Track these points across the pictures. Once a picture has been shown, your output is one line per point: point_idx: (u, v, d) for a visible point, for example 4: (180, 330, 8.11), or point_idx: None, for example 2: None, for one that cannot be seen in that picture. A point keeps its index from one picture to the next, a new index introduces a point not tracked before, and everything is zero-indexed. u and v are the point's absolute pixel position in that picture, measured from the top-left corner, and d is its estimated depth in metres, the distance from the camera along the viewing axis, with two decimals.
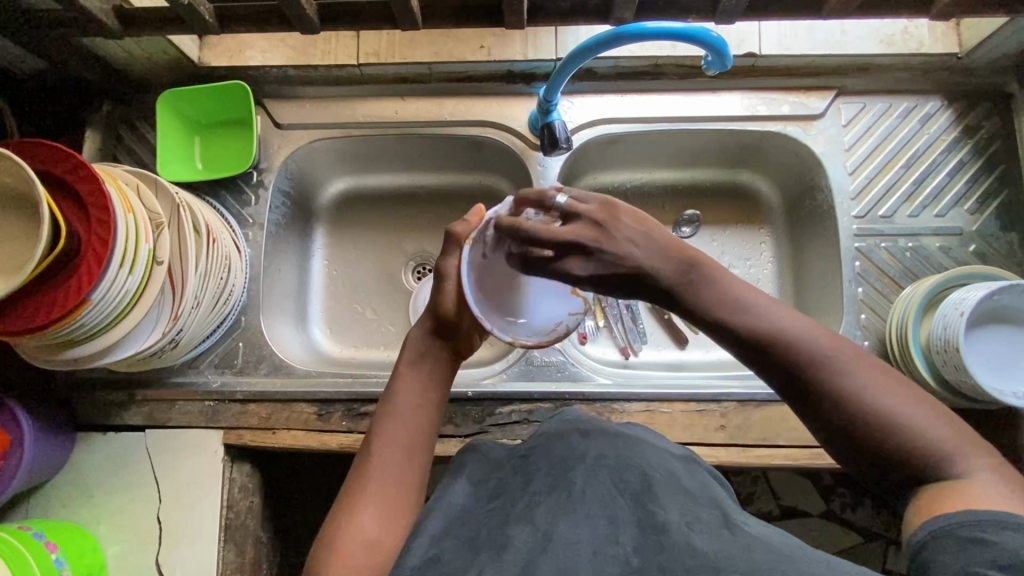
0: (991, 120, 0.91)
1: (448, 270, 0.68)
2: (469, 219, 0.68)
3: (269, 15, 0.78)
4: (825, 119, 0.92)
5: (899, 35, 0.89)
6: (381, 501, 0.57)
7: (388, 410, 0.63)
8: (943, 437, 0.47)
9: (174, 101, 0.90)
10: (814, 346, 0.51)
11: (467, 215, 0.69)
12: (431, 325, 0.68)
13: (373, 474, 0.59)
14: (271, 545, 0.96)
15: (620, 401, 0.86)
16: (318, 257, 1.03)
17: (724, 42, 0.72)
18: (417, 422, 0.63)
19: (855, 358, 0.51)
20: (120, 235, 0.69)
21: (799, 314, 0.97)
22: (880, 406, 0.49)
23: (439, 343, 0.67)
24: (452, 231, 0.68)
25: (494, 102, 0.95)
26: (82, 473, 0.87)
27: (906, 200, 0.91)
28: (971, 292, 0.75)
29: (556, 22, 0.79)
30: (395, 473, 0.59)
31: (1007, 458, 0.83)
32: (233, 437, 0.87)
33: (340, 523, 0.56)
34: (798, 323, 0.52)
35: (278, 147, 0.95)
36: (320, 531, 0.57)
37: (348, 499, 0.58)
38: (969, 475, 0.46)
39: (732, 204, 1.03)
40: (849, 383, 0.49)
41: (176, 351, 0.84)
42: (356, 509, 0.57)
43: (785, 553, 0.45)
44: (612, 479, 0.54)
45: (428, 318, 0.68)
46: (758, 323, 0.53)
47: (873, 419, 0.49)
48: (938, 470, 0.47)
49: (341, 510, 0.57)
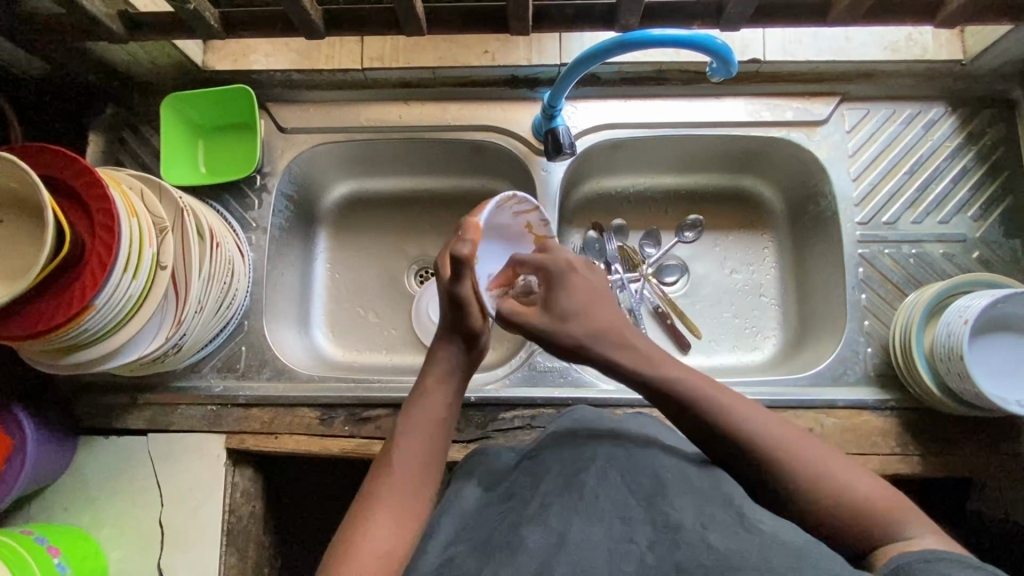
0: (994, 127, 0.91)
1: (465, 294, 0.64)
2: (471, 239, 0.60)
3: (274, 20, 0.78)
4: (828, 126, 0.92)
5: (903, 42, 0.89)
6: (397, 510, 0.58)
7: (408, 421, 0.64)
8: (876, 496, 0.56)
9: (177, 105, 0.90)
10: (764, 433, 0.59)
11: (464, 234, 0.60)
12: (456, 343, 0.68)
13: (392, 483, 0.60)
14: (272, 549, 0.96)
15: (623, 406, 0.86)
16: (321, 260, 1.03)
17: (729, 49, 0.72)
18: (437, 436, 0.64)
19: (792, 436, 0.59)
20: (124, 240, 0.69)
21: (802, 319, 0.97)
22: (821, 475, 0.56)
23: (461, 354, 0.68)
24: (459, 257, 0.60)
25: (498, 106, 0.94)
26: (84, 476, 0.86)
27: (909, 207, 0.91)
28: (975, 300, 0.75)
29: (561, 28, 0.79)
30: (412, 484, 0.60)
31: (1009, 466, 0.83)
32: (235, 442, 0.87)
33: (356, 530, 0.56)
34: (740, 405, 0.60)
35: (281, 151, 0.95)
36: (335, 536, 0.57)
37: (364, 507, 0.58)
38: (912, 537, 0.53)
39: (735, 209, 1.03)
40: (793, 456, 0.57)
41: (179, 355, 0.83)
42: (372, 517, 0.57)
43: (800, 551, 0.46)
44: (622, 479, 0.54)
45: (452, 332, 0.67)
46: (710, 410, 0.60)
47: (818, 488, 0.56)
48: (880, 532, 0.54)
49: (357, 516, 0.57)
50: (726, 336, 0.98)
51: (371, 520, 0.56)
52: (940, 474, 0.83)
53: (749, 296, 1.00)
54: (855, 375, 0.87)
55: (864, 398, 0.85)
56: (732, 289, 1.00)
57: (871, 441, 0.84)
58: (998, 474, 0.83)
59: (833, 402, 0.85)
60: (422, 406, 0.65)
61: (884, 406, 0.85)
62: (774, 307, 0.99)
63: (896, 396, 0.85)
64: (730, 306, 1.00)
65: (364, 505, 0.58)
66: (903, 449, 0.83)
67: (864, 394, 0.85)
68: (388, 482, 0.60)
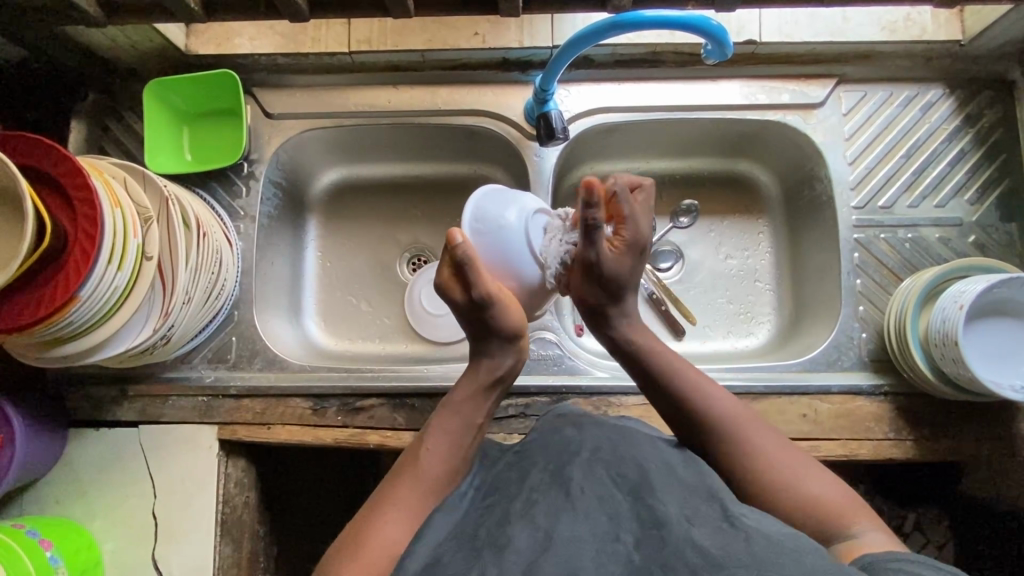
0: (993, 109, 0.90)
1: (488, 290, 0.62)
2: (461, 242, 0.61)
3: (256, 2, 0.76)
4: (825, 108, 0.91)
5: (902, 22, 0.87)
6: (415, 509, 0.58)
7: (438, 427, 0.64)
8: None
9: (159, 91, 0.88)
10: (721, 413, 0.64)
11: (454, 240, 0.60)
12: (508, 354, 0.66)
13: (413, 482, 0.60)
14: (268, 539, 0.96)
15: (617, 395, 0.85)
16: (311, 248, 1.02)
17: (724, 30, 0.71)
18: (467, 438, 0.64)
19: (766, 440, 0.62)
20: (107, 231, 0.68)
21: (796, 305, 0.97)
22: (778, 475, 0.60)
23: (497, 359, 0.66)
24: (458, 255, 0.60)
25: (489, 90, 0.93)
26: (76, 469, 0.86)
27: (906, 190, 0.90)
28: (971, 285, 0.74)
29: (552, 9, 0.77)
30: (432, 484, 0.60)
31: (1003, 450, 0.83)
32: (228, 433, 0.86)
33: (370, 522, 0.57)
34: (726, 406, 0.64)
35: (269, 138, 0.93)
36: (352, 522, 0.59)
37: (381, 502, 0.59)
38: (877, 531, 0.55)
39: (731, 193, 1.02)
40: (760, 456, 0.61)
41: (168, 346, 0.82)
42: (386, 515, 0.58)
43: (786, 549, 0.47)
44: (610, 476, 0.55)
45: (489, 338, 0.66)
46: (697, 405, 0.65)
47: None
48: None
49: (370, 511, 0.59)
50: (721, 321, 0.98)
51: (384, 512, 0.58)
52: (933, 459, 0.83)
53: (744, 281, 0.99)
54: (849, 360, 0.86)
55: (858, 383, 0.85)
56: (726, 275, 1.00)
57: (865, 426, 0.84)
58: (991, 459, 0.83)
59: (827, 388, 0.85)
60: (450, 406, 0.65)
61: (878, 391, 0.85)
62: (769, 293, 0.99)
63: (889, 380, 0.85)
64: (725, 292, 0.99)
65: (383, 495, 0.60)
66: (897, 434, 0.83)
67: (858, 380, 0.85)
68: (407, 483, 0.60)
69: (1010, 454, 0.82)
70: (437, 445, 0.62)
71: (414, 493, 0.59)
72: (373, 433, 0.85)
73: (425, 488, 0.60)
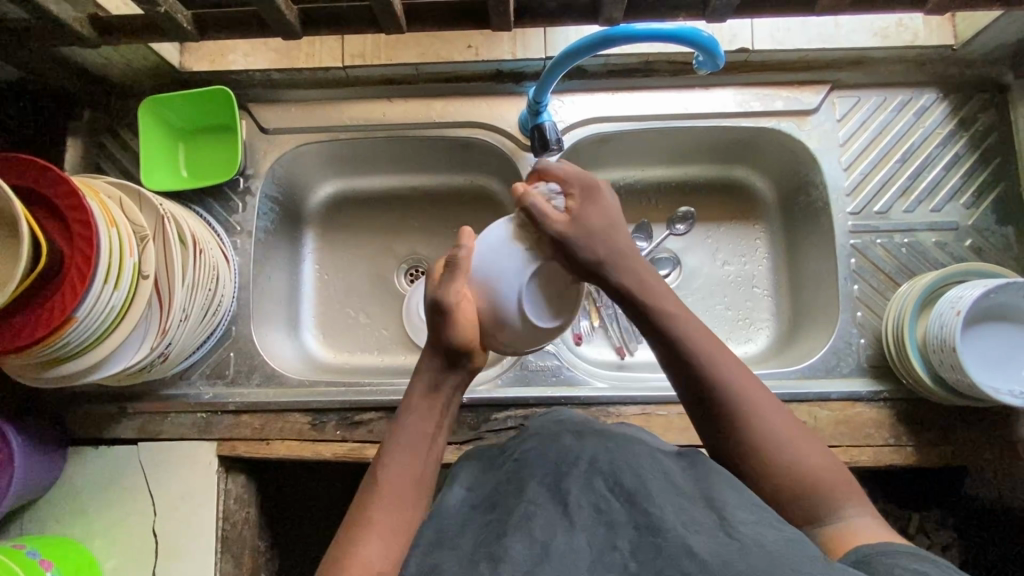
0: (986, 113, 0.90)
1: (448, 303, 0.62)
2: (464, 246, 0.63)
3: (248, 19, 0.76)
4: (818, 115, 0.91)
5: (893, 28, 0.87)
6: (386, 529, 0.57)
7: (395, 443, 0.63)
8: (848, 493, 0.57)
9: (154, 109, 0.88)
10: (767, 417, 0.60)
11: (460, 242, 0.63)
12: (440, 356, 0.65)
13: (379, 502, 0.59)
14: (267, 553, 0.96)
15: (616, 405, 0.85)
16: (308, 261, 1.02)
17: (716, 42, 0.71)
18: (429, 444, 0.63)
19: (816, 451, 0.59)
20: (103, 250, 0.68)
21: (794, 311, 0.97)
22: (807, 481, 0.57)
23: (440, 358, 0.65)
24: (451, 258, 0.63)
25: (483, 102, 0.93)
26: (76, 487, 0.86)
27: (902, 195, 0.90)
28: (967, 291, 0.74)
29: (544, 22, 0.77)
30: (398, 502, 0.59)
31: (1003, 453, 0.82)
32: (227, 449, 0.86)
33: (344, 548, 0.56)
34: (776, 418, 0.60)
35: (266, 152, 0.93)
36: (328, 553, 0.57)
37: (354, 527, 0.58)
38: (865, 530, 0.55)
39: (726, 200, 1.02)
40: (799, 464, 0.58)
41: (166, 363, 0.82)
42: (360, 539, 0.56)
43: (785, 559, 0.46)
44: (606, 485, 0.54)
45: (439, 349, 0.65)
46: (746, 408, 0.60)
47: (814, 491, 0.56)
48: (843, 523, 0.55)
49: (347, 534, 0.57)
50: (720, 328, 0.98)
51: (358, 539, 0.56)
52: (934, 464, 0.83)
53: (741, 288, 0.99)
54: (848, 366, 0.86)
55: (857, 390, 0.85)
56: (724, 281, 1.00)
57: (865, 433, 0.83)
58: (992, 463, 0.83)
59: (827, 395, 0.84)
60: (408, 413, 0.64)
61: (877, 397, 0.84)
62: (766, 299, 0.99)
63: (888, 386, 0.85)
64: (723, 298, 0.99)
65: (354, 523, 0.58)
66: (897, 440, 0.83)
67: (857, 386, 0.85)
68: (374, 500, 0.59)
69: (1012, 456, 0.82)
70: (399, 458, 0.62)
71: (388, 514, 0.58)
72: (373, 447, 0.85)
73: (396, 508, 0.59)
